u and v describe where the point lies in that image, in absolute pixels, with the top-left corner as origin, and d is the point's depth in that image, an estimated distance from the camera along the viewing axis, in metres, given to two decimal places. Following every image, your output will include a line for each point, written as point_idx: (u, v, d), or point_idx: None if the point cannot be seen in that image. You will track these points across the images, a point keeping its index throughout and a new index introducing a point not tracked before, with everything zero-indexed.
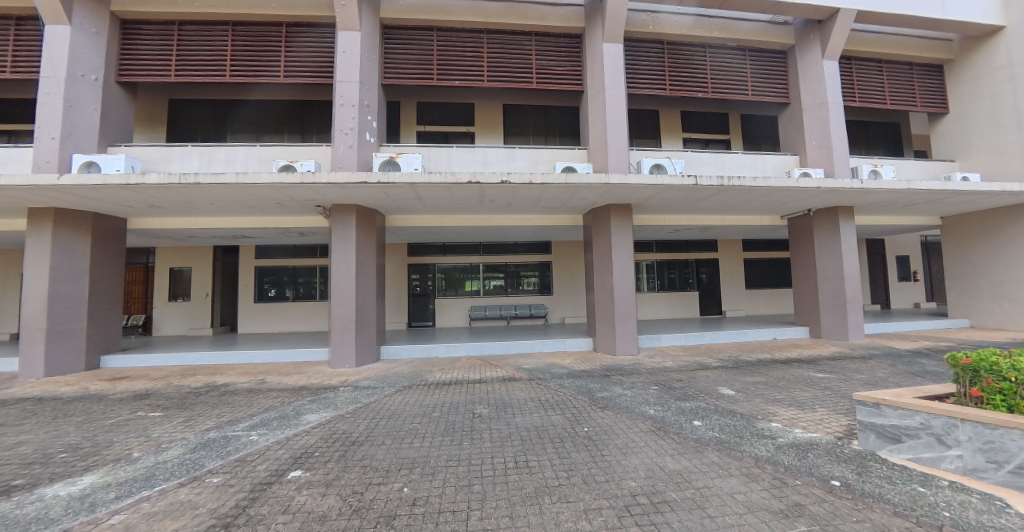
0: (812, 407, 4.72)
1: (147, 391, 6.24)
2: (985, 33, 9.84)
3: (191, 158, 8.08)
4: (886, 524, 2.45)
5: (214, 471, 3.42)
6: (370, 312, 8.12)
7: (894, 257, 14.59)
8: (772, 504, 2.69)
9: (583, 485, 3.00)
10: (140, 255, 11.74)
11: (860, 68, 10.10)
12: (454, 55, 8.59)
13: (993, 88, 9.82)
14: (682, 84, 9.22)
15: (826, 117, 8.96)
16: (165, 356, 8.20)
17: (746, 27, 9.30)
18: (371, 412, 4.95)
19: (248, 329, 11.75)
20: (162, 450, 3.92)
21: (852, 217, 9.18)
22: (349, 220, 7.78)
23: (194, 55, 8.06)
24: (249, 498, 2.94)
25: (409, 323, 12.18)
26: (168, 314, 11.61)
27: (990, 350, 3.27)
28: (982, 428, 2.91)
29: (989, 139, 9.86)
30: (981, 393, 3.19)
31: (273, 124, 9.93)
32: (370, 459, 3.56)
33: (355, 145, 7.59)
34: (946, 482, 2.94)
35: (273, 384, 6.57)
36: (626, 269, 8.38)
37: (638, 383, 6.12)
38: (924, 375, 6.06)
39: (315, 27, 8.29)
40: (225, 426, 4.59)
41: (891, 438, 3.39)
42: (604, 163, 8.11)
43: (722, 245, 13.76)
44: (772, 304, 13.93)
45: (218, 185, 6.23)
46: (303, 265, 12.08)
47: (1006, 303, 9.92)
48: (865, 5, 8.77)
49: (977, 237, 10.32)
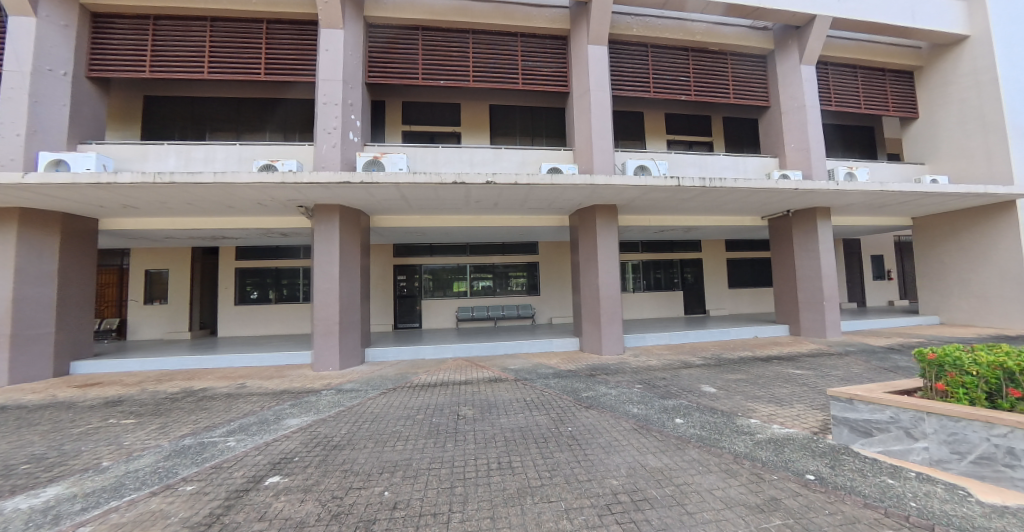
0: (790, 403, 4.84)
1: (120, 397, 6.04)
2: (954, 42, 10.25)
3: (168, 156, 7.83)
4: (856, 517, 2.51)
5: (188, 479, 3.31)
6: (355, 313, 8.00)
7: (869, 256, 15.08)
8: (749, 499, 2.74)
9: (565, 484, 3.01)
10: (114, 256, 11.35)
11: (837, 73, 10.39)
12: (439, 55, 8.54)
13: (960, 94, 10.22)
14: (666, 87, 9.35)
15: (804, 120, 9.22)
16: (141, 361, 7.96)
17: (727, 31, 9.50)
18: (354, 415, 4.88)
19: (229, 332, 11.46)
20: (135, 458, 3.79)
21: (828, 218, 9.46)
22: (333, 220, 7.66)
23: (170, 50, 7.81)
24: (224, 505, 2.87)
25: (396, 325, 12.08)
26: (143, 318, 11.24)
27: (953, 346, 3.41)
28: (947, 421, 3.04)
29: (958, 143, 10.27)
30: (946, 387, 3.31)
31: (254, 122, 9.71)
32: (351, 463, 3.51)
33: (339, 144, 7.49)
34: (913, 473, 3.04)
35: (253, 388, 6.43)
36: (613, 269, 8.44)
37: (622, 382, 6.17)
38: (897, 371, 6.26)
39: (297, 24, 8.14)
40: (203, 431, 4.48)
41: (862, 432, 3.48)
42: (589, 164, 8.17)
43: (705, 245, 14.02)
44: (754, 303, 14.22)
45: (195, 184, 6.04)
46: (286, 266, 11.85)
47: (973, 300, 10.33)
48: (840, 12, 9.05)
49: (947, 237, 10.72)
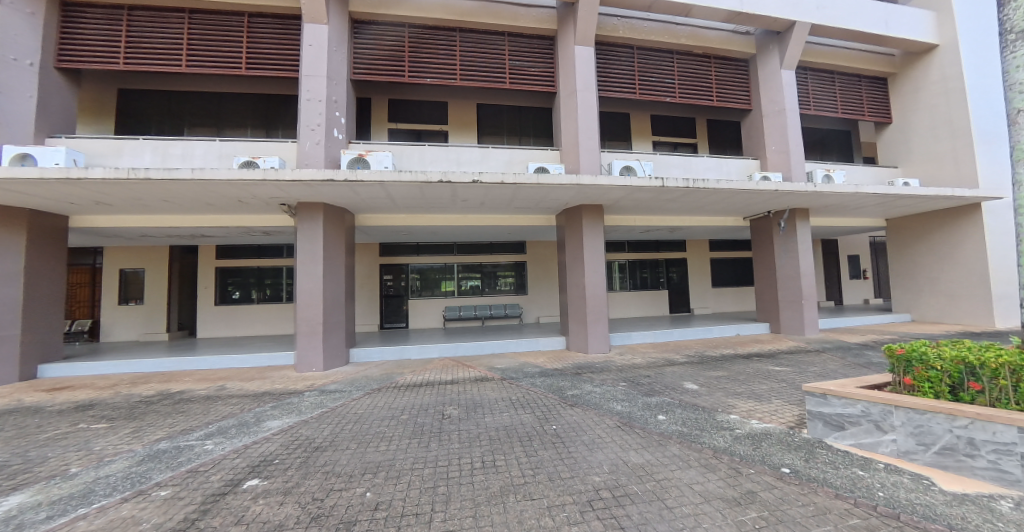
0: (768, 399, 4.96)
1: (92, 401, 5.82)
2: (924, 50, 10.64)
3: (144, 152, 7.59)
4: (828, 507, 2.59)
5: (162, 484, 3.22)
6: (339, 313, 7.89)
7: (846, 256, 15.55)
8: (727, 492, 2.80)
9: (548, 482, 3.02)
10: (87, 255, 10.94)
11: (816, 78, 10.67)
12: (426, 53, 8.47)
13: (930, 100, 10.61)
14: (651, 89, 9.47)
15: (784, 123, 9.45)
16: (115, 364, 7.69)
17: (711, 35, 9.67)
18: (337, 416, 4.81)
19: (209, 333, 11.17)
20: (106, 463, 3.67)
21: (806, 219, 9.73)
22: (317, 218, 7.53)
23: (145, 41, 7.56)
24: (199, 510, 2.80)
25: (382, 325, 11.95)
26: (117, 319, 10.86)
27: (920, 342, 3.55)
28: (913, 414, 3.15)
29: (929, 147, 10.67)
30: (913, 381, 3.43)
31: (236, 118, 9.49)
32: (333, 465, 3.46)
33: (322, 141, 7.36)
34: (882, 464, 3.15)
35: (234, 390, 6.27)
36: (599, 268, 8.51)
37: (607, 380, 6.24)
38: (870, 366, 6.48)
39: (280, 18, 7.98)
40: (179, 435, 4.35)
41: (835, 425, 3.58)
42: (576, 164, 8.22)
43: (689, 245, 14.25)
44: (737, 301, 14.52)
45: (171, 180, 5.88)
46: (269, 266, 11.60)
47: (941, 298, 10.75)
48: (819, 19, 9.30)
49: (918, 237, 11.13)
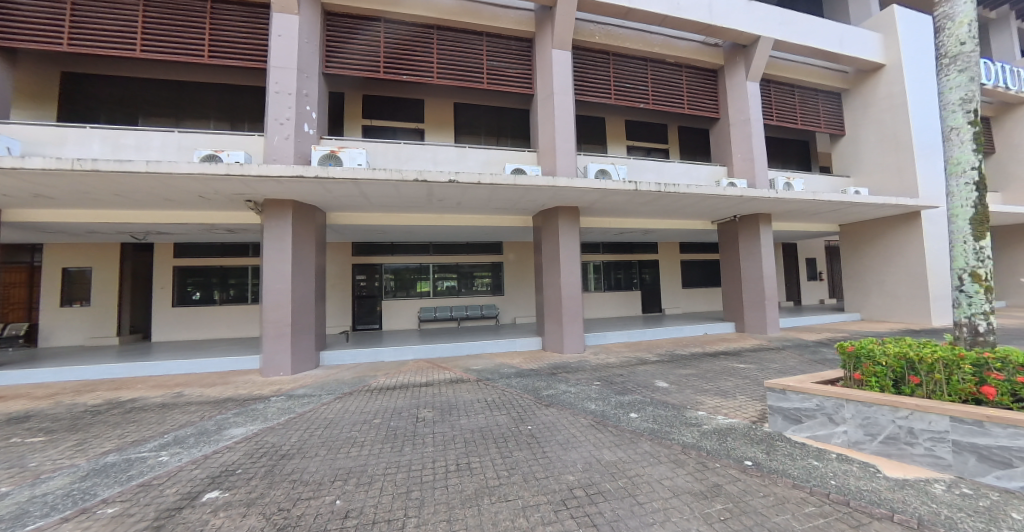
0: (734, 395, 5.19)
1: (28, 413, 5.38)
2: (874, 68, 11.40)
3: (92, 142, 7.09)
4: (786, 496, 2.75)
5: (109, 500, 3.03)
6: (310, 315, 7.63)
7: (805, 259, 16.44)
8: (694, 486, 2.91)
9: (523, 482, 3.05)
10: (24, 252, 10.12)
11: (778, 90, 11.22)
12: (402, 50, 8.35)
13: (879, 114, 11.36)
14: (626, 94, 9.69)
15: (749, 132, 9.90)
16: (56, 371, 7.13)
17: (682, 44, 10.01)
18: (306, 422, 4.67)
19: (165, 336, 10.57)
20: (43, 481, 3.41)
21: (769, 223, 10.23)
22: (286, 216, 7.27)
23: (95, 25, 7.09)
24: (153, 526, 2.66)
25: (354, 326, 11.67)
26: (59, 322, 10.08)
27: (868, 339, 3.82)
28: (862, 406, 3.38)
29: (878, 157, 11.43)
30: (862, 376, 3.67)
31: (198, 109, 9.06)
32: (301, 473, 3.36)
33: (292, 136, 7.13)
34: (834, 454, 3.36)
35: (192, 397, 5.97)
36: (574, 269, 8.64)
37: (582, 380, 6.34)
38: (825, 363, 6.89)
39: (247, 7, 7.68)
40: (129, 447, 4.09)
41: (794, 419, 3.78)
42: (552, 166, 8.32)
43: (661, 247, 14.68)
44: (705, 301, 15.07)
45: (123, 173, 5.51)
46: (233, 265, 11.10)
47: (887, 298, 11.53)
48: (781, 34, 9.81)
49: (867, 242, 11.89)
